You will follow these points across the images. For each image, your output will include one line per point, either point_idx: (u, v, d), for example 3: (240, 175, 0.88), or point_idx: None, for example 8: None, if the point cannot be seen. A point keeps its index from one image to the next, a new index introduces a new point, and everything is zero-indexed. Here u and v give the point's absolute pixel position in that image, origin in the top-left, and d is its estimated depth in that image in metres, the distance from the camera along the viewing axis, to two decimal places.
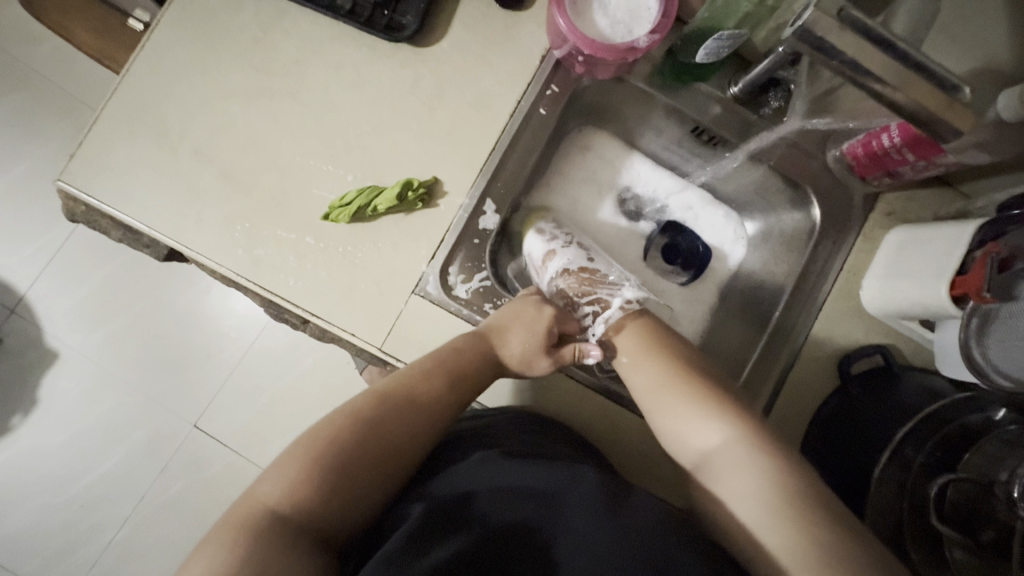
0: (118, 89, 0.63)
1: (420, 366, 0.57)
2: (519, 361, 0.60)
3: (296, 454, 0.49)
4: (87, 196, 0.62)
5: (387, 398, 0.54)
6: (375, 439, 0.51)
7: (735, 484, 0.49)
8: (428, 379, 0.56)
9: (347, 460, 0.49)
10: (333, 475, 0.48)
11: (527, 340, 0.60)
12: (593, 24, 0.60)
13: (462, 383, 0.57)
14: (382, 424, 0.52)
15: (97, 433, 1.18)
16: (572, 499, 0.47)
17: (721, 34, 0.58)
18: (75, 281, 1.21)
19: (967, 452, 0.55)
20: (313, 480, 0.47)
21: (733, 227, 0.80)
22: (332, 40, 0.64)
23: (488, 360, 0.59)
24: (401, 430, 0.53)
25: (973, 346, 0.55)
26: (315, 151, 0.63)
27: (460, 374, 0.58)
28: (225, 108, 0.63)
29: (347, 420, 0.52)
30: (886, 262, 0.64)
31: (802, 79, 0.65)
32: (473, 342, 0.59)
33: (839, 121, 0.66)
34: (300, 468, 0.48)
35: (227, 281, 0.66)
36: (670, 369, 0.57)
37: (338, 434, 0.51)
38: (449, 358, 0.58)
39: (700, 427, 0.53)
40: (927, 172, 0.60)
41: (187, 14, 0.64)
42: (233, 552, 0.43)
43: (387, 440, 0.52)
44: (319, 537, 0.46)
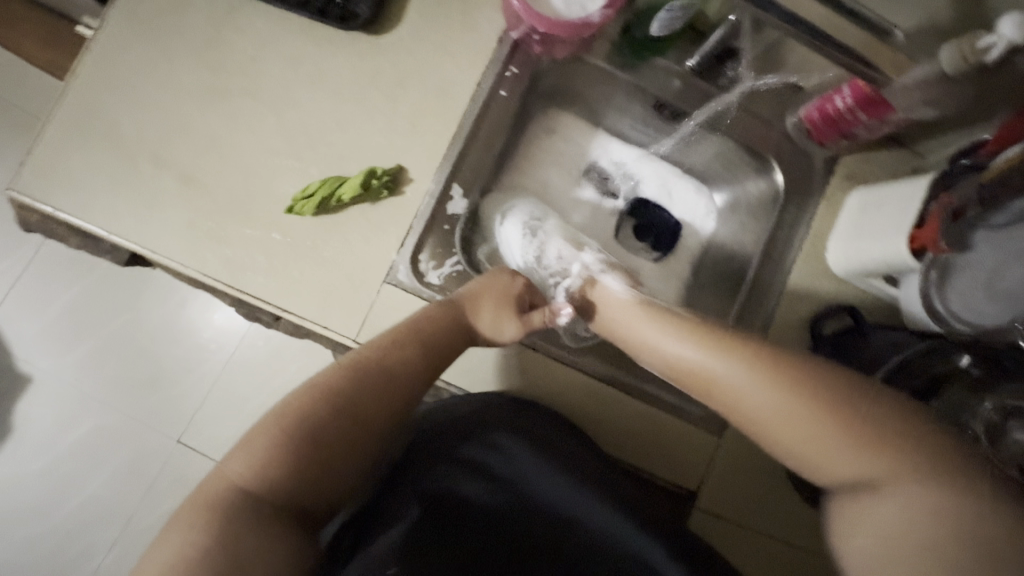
0: (67, 93, 0.61)
1: (390, 337, 0.56)
2: (489, 330, 0.60)
3: (264, 428, 0.48)
4: (41, 204, 0.60)
5: (358, 371, 0.53)
6: (348, 416, 0.51)
7: (875, 507, 0.44)
8: (399, 350, 0.55)
9: (317, 434, 0.49)
10: (306, 453, 0.48)
11: (498, 308, 0.61)
12: (546, 3, 0.60)
13: (435, 356, 0.57)
14: (352, 397, 0.51)
15: (77, 456, 1.16)
16: (560, 497, 0.52)
17: (671, 4, 0.60)
18: (43, 302, 1.18)
19: (934, 400, 0.58)
20: (286, 457, 0.47)
21: (704, 201, 0.80)
22: (285, 32, 0.63)
23: (460, 330, 0.59)
24: (372, 406, 0.52)
25: (933, 296, 0.56)
26: (276, 146, 0.62)
27: (431, 346, 0.57)
28: (180, 106, 0.62)
29: (319, 394, 0.51)
30: (851, 222, 0.65)
31: (747, 38, 0.65)
32: (444, 311, 0.59)
33: (786, 76, 0.68)
34: (273, 445, 0.47)
35: (195, 284, 0.64)
36: (781, 389, 0.49)
37: (309, 409, 0.50)
38: (420, 330, 0.57)
39: (849, 460, 0.45)
40: (880, 131, 0.61)
41: (133, 12, 0.63)
42: (204, 528, 0.42)
43: (357, 416, 0.51)
44: (295, 513, 0.47)
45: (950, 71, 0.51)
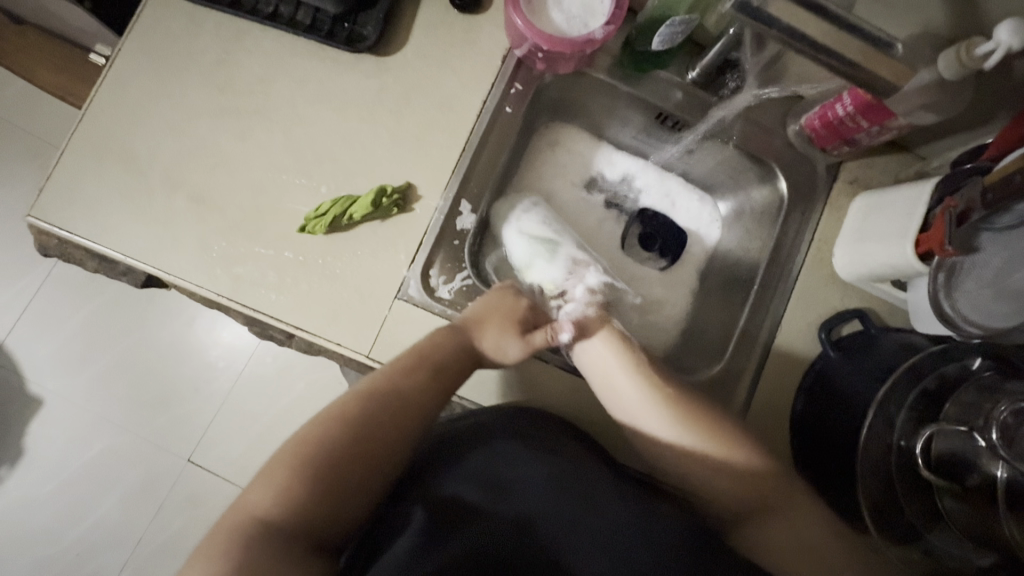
0: (83, 120, 0.63)
1: (399, 361, 0.57)
2: (494, 351, 0.60)
3: (283, 460, 0.49)
4: (59, 230, 0.61)
5: (371, 394, 0.54)
6: (361, 439, 0.51)
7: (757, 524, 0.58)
8: (408, 372, 0.56)
9: (334, 463, 0.49)
10: (321, 477, 0.48)
11: (503, 329, 0.61)
12: (549, 21, 0.62)
13: (446, 377, 0.57)
14: (366, 420, 0.52)
15: (89, 477, 1.16)
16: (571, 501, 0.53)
17: (673, 19, 0.59)
18: (55, 324, 1.19)
19: (946, 403, 0.57)
20: (302, 481, 0.48)
21: (707, 209, 0.81)
22: (294, 56, 0.65)
23: (466, 352, 0.59)
24: (384, 429, 0.53)
25: (942, 297, 0.56)
26: (287, 166, 0.63)
27: (441, 368, 0.57)
28: (193, 130, 0.63)
29: (333, 420, 0.52)
30: (856, 227, 0.66)
31: (751, 51, 0.65)
32: (451, 334, 0.59)
33: (789, 87, 0.69)
34: (291, 472, 0.48)
35: (208, 304, 0.65)
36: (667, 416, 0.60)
37: (325, 433, 0.51)
38: (428, 354, 0.58)
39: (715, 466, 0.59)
40: (881, 138, 0.62)
41: (145, 41, 0.64)
42: (227, 561, 0.43)
43: (371, 439, 0.52)
44: (314, 540, 0.47)
45: (950, 78, 0.52)
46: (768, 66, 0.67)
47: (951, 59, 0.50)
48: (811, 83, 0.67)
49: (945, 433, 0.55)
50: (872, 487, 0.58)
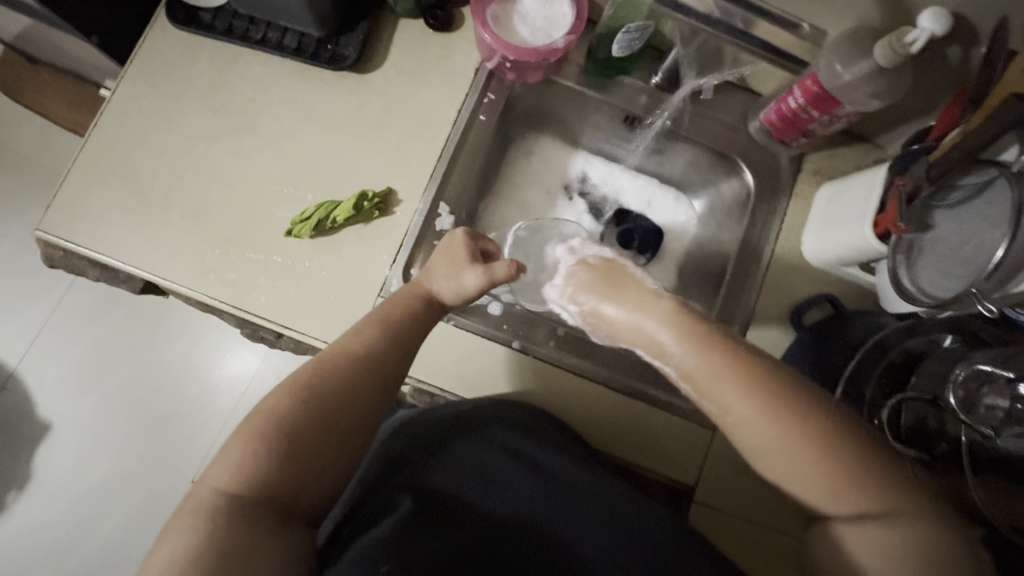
0: (87, 142, 0.68)
1: (357, 326, 0.59)
2: (452, 292, 0.62)
3: (241, 439, 0.50)
4: (63, 241, 0.65)
5: (326, 364, 0.55)
6: (319, 407, 0.53)
7: (846, 535, 0.48)
8: (364, 334, 0.58)
9: (294, 432, 0.51)
10: (282, 444, 0.50)
11: (451, 269, 0.62)
12: (515, 33, 0.66)
13: (403, 346, 0.58)
14: (322, 389, 0.54)
15: (94, 498, 1.18)
16: (553, 490, 0.55)
17: (629, 27, 0.63)
18: (65, 348, 1.23)
19: (913, 376, 0.59)
20: (264, 447, 0.50)
21: (682, 208, 0.84)
22: (282, 77, 0.70)
23: (423, 301, 0.61)
24: (343, 397, 0.54)
25: (900, 272, 0.58)
26: (276, 177, 0.68)
27: (400, 328, 0.59)
28: (188, 146, 0.68)
29: (293, 391, 0.53)
30: (820, 214, 0.69)
31: (679, 40, 0.70)
32: (407, 295, 0.61)
33: (728, 71, 0.72)
34: (254, 440, 0.50)
35: (203, 308, 0.69)
36: (706, 361, 0.52)
37: (284, 402, 0.52)
38: (387, 317, 0.59)
39: (750, 438, 0.51)
40: (835, 126, 0.65)
41: (145, 68, 0.69)
42: (193, 534, 0.45)
43: (329, 406, 0.53)
44: (276, 504, 0.49)
45: (887, 66, 0.55)
46: (698, 57, 0.71)
47: (886, 48, 0.54)
48: (736, 68, 0.72)
49: (914, 404, 0.57)
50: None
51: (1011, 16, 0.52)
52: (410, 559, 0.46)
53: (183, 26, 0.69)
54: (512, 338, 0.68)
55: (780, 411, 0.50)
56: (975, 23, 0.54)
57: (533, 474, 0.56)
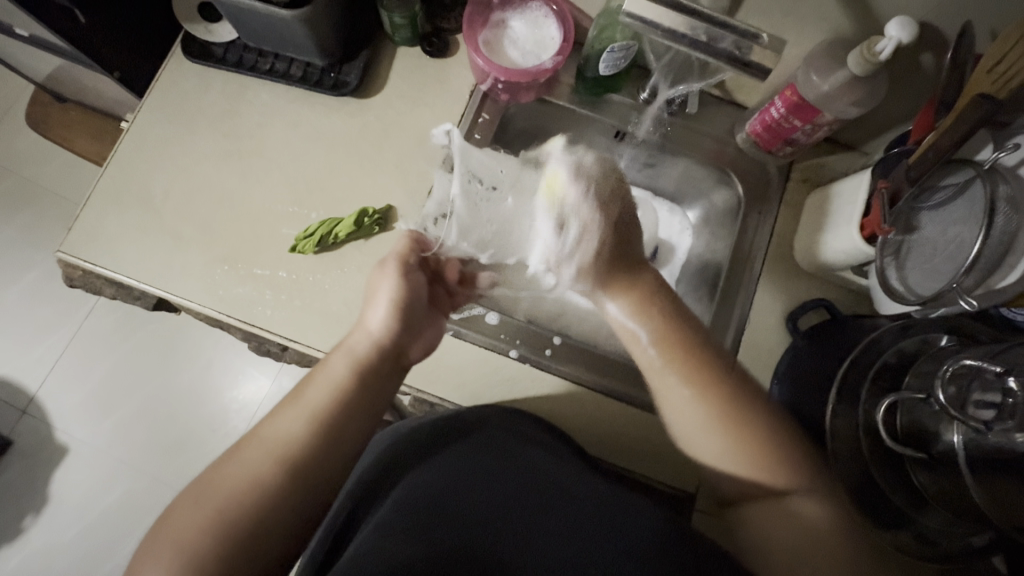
0: (107, 168, 0.72)
1: (287, 400, 0.57)
2: (385, 315, 0.60)
3: (168, 539, 0.47)
4: (82, 261, 0.69)
5: (253, 445, 0.53)
6: (244, 492, 0.49)
7: (777, 519, 0.55)
8: (293, 405, 0.56)
9: (216, 526, 0.48)
10: (204, 538, 0.47)
11: (381, 290, 0.61)
12: (506, 56, 0.70)
13: (340, 411, 0.56)
14: (238, 474, 0.51)
15: (109, 520, 1.20)
16: (545, 487, 0.56)
17: (612, 48, 0.66)
18: (83, 372, 1.27)
19: (906, 376, 0.58)
20: (192, 549, 0.46)
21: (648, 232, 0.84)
22: (289, 103, 0.74)
23: (354, 352, 0.59)
24: (266, 475, 0.51)
25: (890, 274, 0.60)
26: (282, 197, 0.71)
27: (331, 392, 0.56)
28: (200, 170, 0.72)
29: (218, 477, 0.51)
30: (810, 221, 0.70)
31: (652, 54, 0.72)
32: (340, 350, 0.59)
33: (695, 82, 0.72)
34: (172, 543, 0.47)
35: (212, 323, 0.72)
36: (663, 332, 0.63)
37: (205, 498, 0.49)
38: (312, 382, 0.57)
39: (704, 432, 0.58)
40: (817, 135, 0.67)
41: (162, 98, 0.74)
42: None
43: (250, 491, 0.49)
44: None
45: (861, 74, 0.58)
46: (670, 68, 0.72)
47: (857, 56, 0.57)
48: (709, 76, 0.70)
49: (908, 405, 0.56)
50: (850, 474, 0.59)
51: (974, 22, 0.54)
52: (400, 547, 0.47)
53: (197, 59, 0.74)
54: (510, 347, 0.69)
55: (723, 415, 0.57)
56: (942, 31, 0.57)
57: (526, 470, 0.58)
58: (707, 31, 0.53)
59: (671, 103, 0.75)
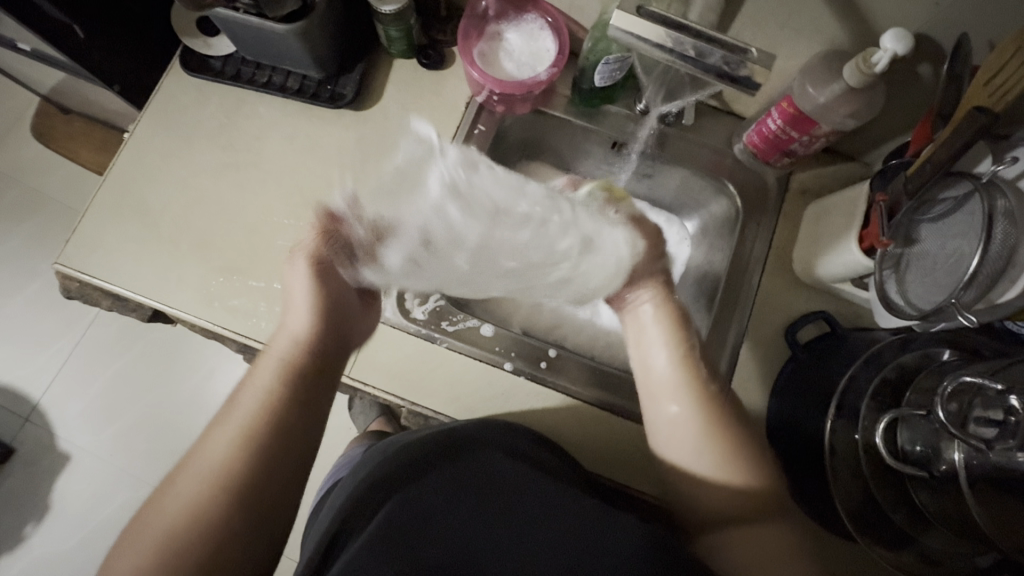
0: (105, 180, 0.73)
1: (213, 420, 0.54)
2: (306, 312, 0.60)
3: None
4: (78, 273, 0.70)
5: (185, 474, 0.50)
6: (182, 527, 0.46)
7: (755, 533, 0.53)
8: (219, 424, 0.53)
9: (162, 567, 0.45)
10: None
11: (298, 288, 0.61)
12: (501, 68, 0.70)
13: (269, 411, 0.54)
14: (176, 504, 0.48)
15: (108, 529, 1.20)
16: (539, 504, 0.55)
17: (607, 59, 0.66)
18: (85, 380, 1.28)
19: (907, 391, 0.56)
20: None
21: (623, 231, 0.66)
22: (286, 115, 0.75)
23: (277, 357, 0.58)
24: (205, 498, 0.48)
25: (889, 288, 0.59)
26: (278, 209, 0.71)
27: (260, 396, 0.54)
28: (197, 182, 0.72)
29: (152, 521, 0.47)
30: (808, 232, 0.70)
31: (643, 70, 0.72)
32: (264, 357, 0.58)
33: (689, 96, 0.71)
34: None
35: (207, 334, 0.72)
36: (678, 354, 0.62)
37: (145, 542, 0.46)
38: (238, 396, 0.55)
39: (696, 448, 0.57)
40: (815, 146, 0.66)
41: (160, 111, 0.75)
42: None
43: (187, 522, 0.47)
44: None
45: (857, 86, 0.57)
46: (662, 83, 0.72)
47: (852, 68, 0.56)
48: (702, 90, 0.69)
49: (910, 422, 0.55)
50: (850, 494, 0.57)
51: (971, 33, 0.54)
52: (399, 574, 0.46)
53: (196, 73, 0.75)
54: (504, 359, 0.68)
55: (720, 430, 0.57)
56: (940, 42, 0.56)
57: (527, 485, 0.57)
58: (695, 45, 0.52)
59: (665, 117, 0.75)
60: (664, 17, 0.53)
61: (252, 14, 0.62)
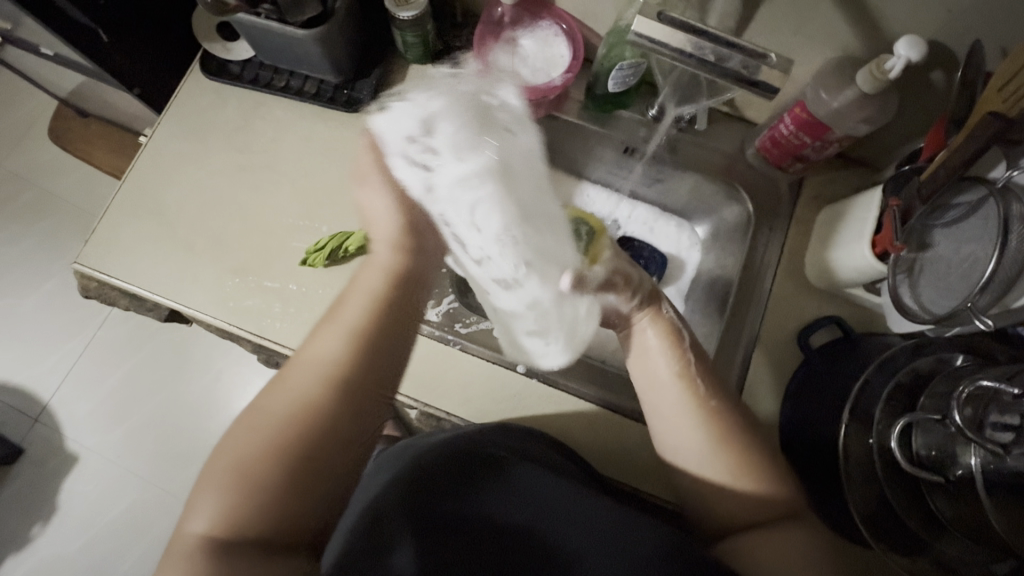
0: (124, 181, 0.74)
1: (320, 325, 0.55)
2: (403, 231, 0.62)
3: (218, 486, 0.45)
4: (96, 272, 0.70)
5: (298, 370, 0.51)
6: (298, 416, 0.48)
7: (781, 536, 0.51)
8: (325, 329, 0.54)
9: (277, 449, 0.47)
10: (265, 471, 0.46)
11: (387, 213, 0.63)
12: (515, 74, 0.71)
13: (383, 320, 0.55)
14: (294, 394, 0.50)
15: (115, 530, 1.21)
16: (560, 513, 0.56)
17: (622, 65, 0.67)
18: (96, 381, 1.28)
19: (922, 396, 0.56)
20: (253, 478, 0.45)
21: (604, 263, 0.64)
22: (303, 119, 0.76)
23: (379, 271, 0.59)
24: (320, 394, 0.50)
25: (902, 292, 0.59)
26: (295, 211, 0.72)
27: (370, 302, 0.56)
28: (215, 184, 0.73)
29: (262, 408, 0.49)
30: (820, 237, 0.70)
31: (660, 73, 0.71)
32: (366, 270, 0.59)
33: (702, 102, 0.70)
34: (231, 475, 0.45)
35: (222, 334, 0.73)
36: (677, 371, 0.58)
37: (257, 427, 0.48)
38: (341, 303, 0.56)
39: (703, 454, 0.54)
40: (827, 151, 0.67)
41: (180, 113, 0.76)
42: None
43: (309, 410, 0.49)
44: (281, 521, 0.45)
45: (870, 92, 0.58)
46: (676, 88, 0.71)
47: (867, 75, 0.57)
48: (719, 95, 0.68)
49: (926, 427, 0.55)
50: (865, 499, 0.57)
51: (983, 41, 0.54)
52: None
53: (216, 77, 0.76)
54: (517, 361, 0.69)
55: (729, 441, 0.54)
56: (952, 50, 0.57)
57: (548, 495, 0.57)
58: (715, 49, 0.53)
59: (678, 122, 0.75)
60: (682, 22, 0.54)
61: (274, 20, 0.63)
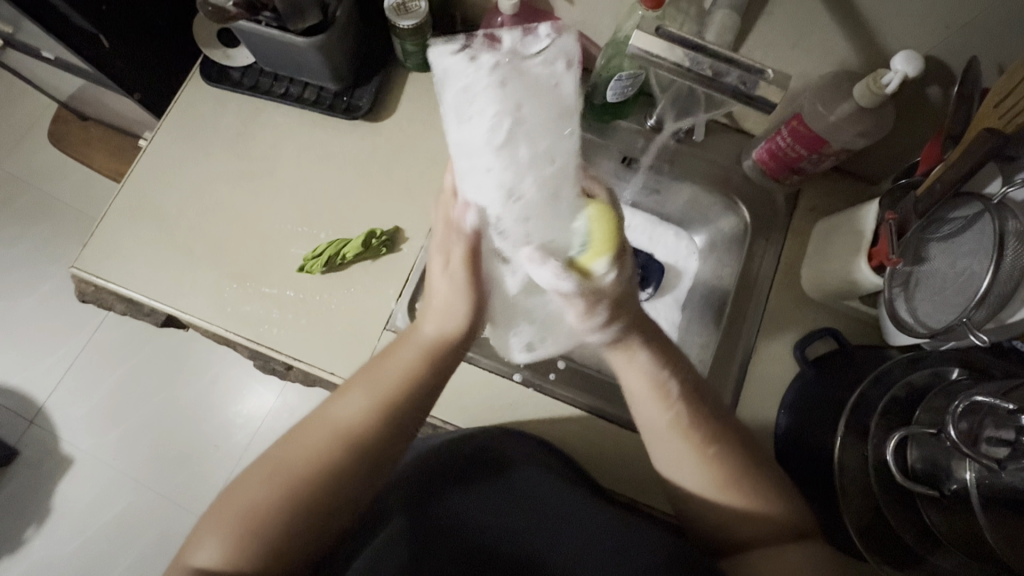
0: (124, 186, 0.74)
1: (354, 384, 0.55)
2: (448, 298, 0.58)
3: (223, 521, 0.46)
4: (94, 277, 0.70)
5: (323, 428, 0.52)
6: (312, 474, 0.49)
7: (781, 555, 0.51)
8: (358, 395, 0.54)
9: (286, 506, 0.47)
10: (269, 520, 0.47)
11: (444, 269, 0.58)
12: None
13: (411, 396, 0.54)
14: (313, 453, 0.50)
15: (109, 534, 1.20)
16: (559, 525, 0.56)
17: (621, 75, 0.67)
18: (92, 383, 1.28)
19: (918, 410, 0.56)
20: (260, 523, 0.46)
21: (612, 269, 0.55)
22: (302, 126, 0.76)
23: (414, 342, 0.57)
24: (338, 458, 0.50)
25: (899, 306, 0.59)
26: (293, 217, 0.72)
27: (403, 376, 0.55)
28: (214, 189, 0.73)
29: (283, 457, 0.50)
30: (817, 248, 0.70)
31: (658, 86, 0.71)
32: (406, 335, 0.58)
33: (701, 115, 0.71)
34: (238, 519, 0.46)
35: (219, 340, 0.73)
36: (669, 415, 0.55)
37: (273, 477, 0.49)
38: (377, 367, 0.56)
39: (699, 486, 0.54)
40: (824, 163, 0.67)
41: (180, 119, 0.76)
42: None
43: (320, 475, 0.49)
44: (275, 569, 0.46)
45: (867, 105, 0.58)
46: (674, 101, 0.71)
47: (863, 89, 0.57)
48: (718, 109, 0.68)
49: (923, 442, 0.55)
50: (859, 512, 0.57)
51: (980, 57, 0.55)
52: None
53: (216, 83, 0.76)
54: (514, 370, 0.68)
55: (718, 463, 0.53)
56: (949, 65, 0.57)
57: (547, 505, 0.58)
58: (713, 64, 0.53)
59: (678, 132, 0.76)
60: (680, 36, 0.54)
61: (274, 28, 0.63)
